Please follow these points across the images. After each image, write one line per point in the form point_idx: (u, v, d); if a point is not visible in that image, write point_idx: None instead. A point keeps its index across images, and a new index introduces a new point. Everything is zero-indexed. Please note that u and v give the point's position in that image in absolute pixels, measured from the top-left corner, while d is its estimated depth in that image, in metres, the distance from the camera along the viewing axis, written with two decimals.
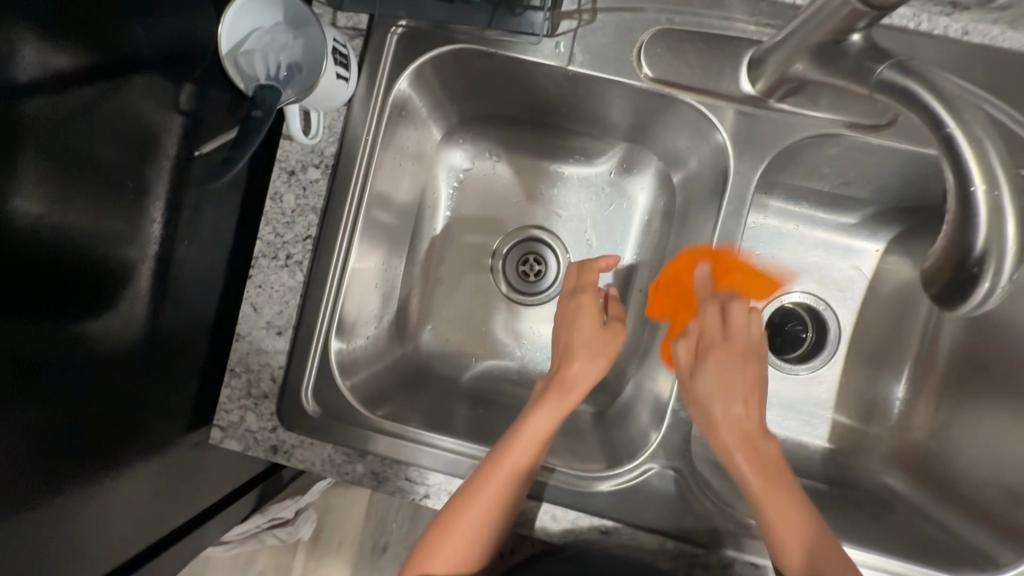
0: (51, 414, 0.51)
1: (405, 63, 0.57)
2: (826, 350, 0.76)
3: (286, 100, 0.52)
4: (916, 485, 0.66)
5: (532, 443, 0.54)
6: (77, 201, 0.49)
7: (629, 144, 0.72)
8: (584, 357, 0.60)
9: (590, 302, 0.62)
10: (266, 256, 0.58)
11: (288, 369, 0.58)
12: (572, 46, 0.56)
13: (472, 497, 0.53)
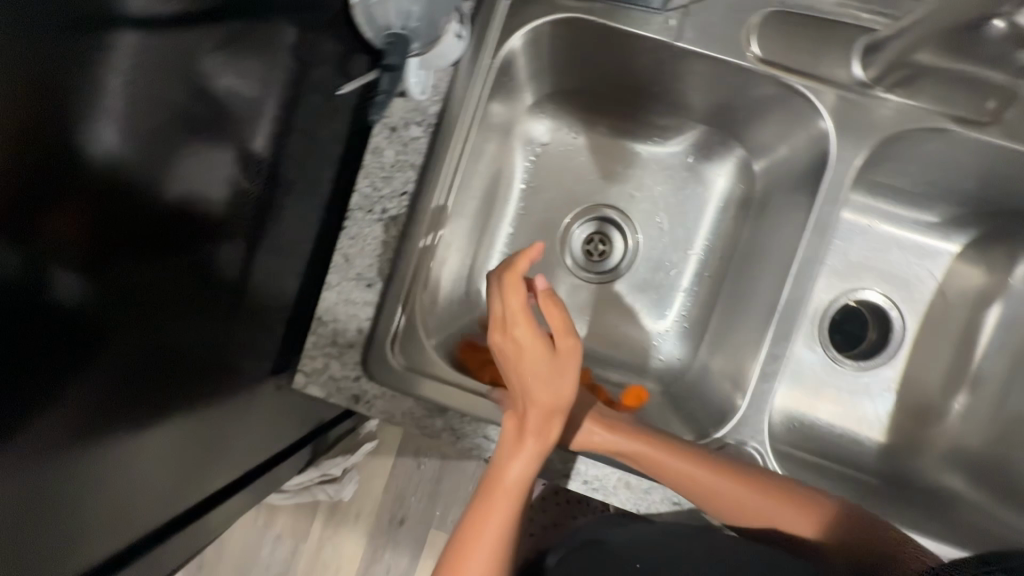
0: (127, 356, 0.50)
1: (515, 28, 0.59)
2: (888, 350, 0.76)
3: (410, 53, 0.55)
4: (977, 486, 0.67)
5: (516, 490, 0.53)
6: (161, 141, 0.48)
7: (705, 129, 0.72)
8: (546, 389, 0.54)
9: (529, 333, 0.55)
10: (361, 209, 0.59)
11: (377, 321, 0.59)
12: (682, 22, 0.57)
13: (471, 547, 0.52)
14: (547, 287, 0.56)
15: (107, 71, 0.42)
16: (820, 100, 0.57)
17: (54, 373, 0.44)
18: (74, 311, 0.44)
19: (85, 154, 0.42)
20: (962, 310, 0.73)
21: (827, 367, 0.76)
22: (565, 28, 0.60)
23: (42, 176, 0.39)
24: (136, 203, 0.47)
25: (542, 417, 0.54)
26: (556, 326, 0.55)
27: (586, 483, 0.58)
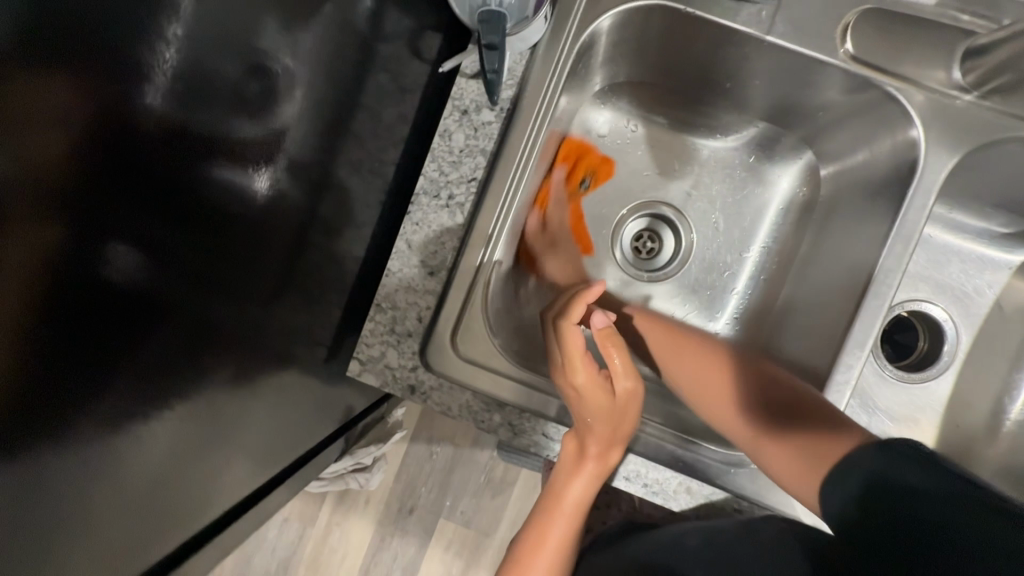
0: (163, 339, 0.47)
1: (599, 11, 0.56)
2: (940, 362, 0.75)
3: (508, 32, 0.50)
4: None
5: (577, 509, 0.56)
6: (213, 110, 0.43)
7: (766, 126, 0.70)
8: (606, 425, 0.53)
9: (589, 378, 0.53)
10: (427, 194, 0.57)
11: (437, 310, 0.57)
12: (773, 15, 0.56)
13: (533, 556, 0.55)
14: (607, 325, 0.55)
15: (161, 30, 0.37)
16: (910, 103, 0.55)
17: (102, 351, 0.41)
18: (130, 288, 0.42)
19: (125, 120, 0.37)
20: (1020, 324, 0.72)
21: (877, 378, 0.75)
22: (648, 15, 0.58)
23: (112, 141, 0.37)
24: (179, 176, 0.42)
25: (601, 449, 0.53)
26: (615, 369, 0.54)
27: (646, 485, 0.57)
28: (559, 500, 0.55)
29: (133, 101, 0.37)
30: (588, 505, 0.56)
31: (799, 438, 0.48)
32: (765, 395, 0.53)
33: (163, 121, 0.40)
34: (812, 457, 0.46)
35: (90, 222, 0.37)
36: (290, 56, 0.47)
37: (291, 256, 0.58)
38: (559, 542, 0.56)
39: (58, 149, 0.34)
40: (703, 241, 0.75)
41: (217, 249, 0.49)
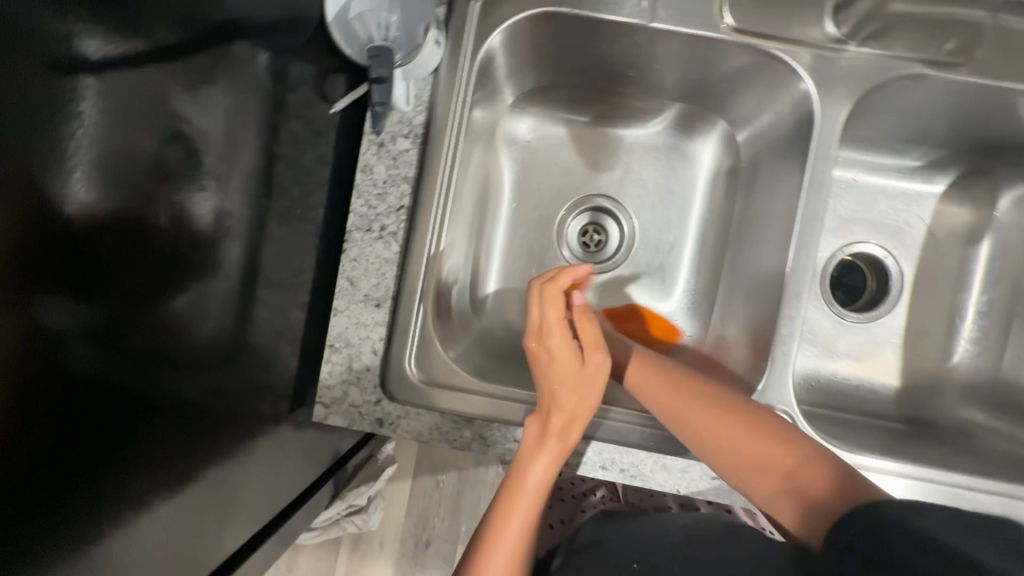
0: (129, 423, 0.47)
1: (492, 27, 0.58)
2: (892, 294, 0.77)
3: (399, 62, 0.54)
4: (997, 415, 0.69)
5: (538, 489, 0.54)
6: (137, 190, 0.43)
7: (684, 106, 0.72)
8: (571, 395, 0.54)
9: (561, 346, 0.56)
10: (359, 229, 0.58)
11: (390, 340, 0.58)
12: (653, 3, 0.58)
13: (492, 543, 0.53)
14: (583, 303, 0.59)
15: (69, 125, 0.37)
16: (795, 61, 0.59)
17: (71, 446, 0.41)
18: (94, 377, 0.42)
19: (56, 216, 0.37)
20: (955, 244, 0.75)
21: (834, 323, 0.77)
22: (539, 23, 0.60)
23: (61, 231, 0.37)
24: (118, 259, 0.42)
25: (564, 422, 0.54)
26: (588, 341, 0.56)
27: (624, 470, 0.58)
28: (522, 481, 0.53)
29: (64, 197, 0.37)
30: (549, 489, 0.54)
31: (785, 466, 0.48)
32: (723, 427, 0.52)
33: (96, 203, 0.40)
34: (806, 500, 0.46)
35: (53, 315, 0.38)
36: (195, 119, 0.48)
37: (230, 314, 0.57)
38: (522, 527, 0.53)
39: (18, 246, 0.35)
40: (646, 224, 0.76)
41: (166, 322, 0.49)
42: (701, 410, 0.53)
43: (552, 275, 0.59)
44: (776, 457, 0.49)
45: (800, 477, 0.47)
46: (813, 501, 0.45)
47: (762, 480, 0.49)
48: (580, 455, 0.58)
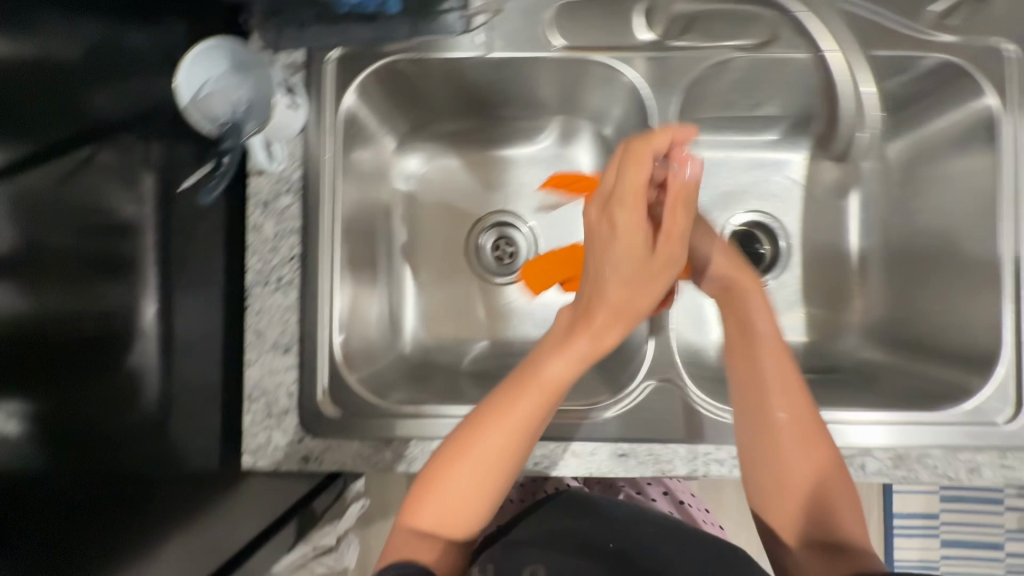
0: (108, 507, 0.45)
1: (347, 82, 0.63)
2: (783, 259, 0.77)
3: (249, 132, 0.55)
4: (894, 352, 0.70)
5: (549, 391, 0.48)
6: (61, 282, 0.42)
7: (564, 118, 0.77)
8: (620, 288, 0.49)
9: (631, 220, 0.49)
10: (259, 284, 0.63)
11: (301, 382, 0.62)
12: (488, 36, 0.63)
13: (483, 435, 0.48)
14: (692, 178, 0.51)
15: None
16: (631, 66, 0.65)
17: (47, 548, 0.40)
18: (53, 472, 0.41)
19: None
20: (825, 199, 0.77)
21: None
22: (389, 69, 0.64)
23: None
24: (49, 352, 0.41)
25: (608, 318, 0.48)
26: (669, 226, 0.50)
27: (535, 462, 0.62)
28: (542, 376, 0.48)
29: None
30: (559, 394, 0.49)
31: (835, 520, 0.50)
32: (795, 467, 0.51)
33: (11, 303, 0.38)
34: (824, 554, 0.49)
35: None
36: (124, 200, 0.49)
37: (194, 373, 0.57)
38: (524, 428, 0.48)
39: None
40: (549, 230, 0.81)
41: (121, 399, 0.48)
42: (796, 436, 0.51)
43: (646, 136, 0.51)
44: (828, 505, 0.50)
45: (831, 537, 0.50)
46: (838, 553, 0.49)
47: (796, 512, 0.51)
48: None
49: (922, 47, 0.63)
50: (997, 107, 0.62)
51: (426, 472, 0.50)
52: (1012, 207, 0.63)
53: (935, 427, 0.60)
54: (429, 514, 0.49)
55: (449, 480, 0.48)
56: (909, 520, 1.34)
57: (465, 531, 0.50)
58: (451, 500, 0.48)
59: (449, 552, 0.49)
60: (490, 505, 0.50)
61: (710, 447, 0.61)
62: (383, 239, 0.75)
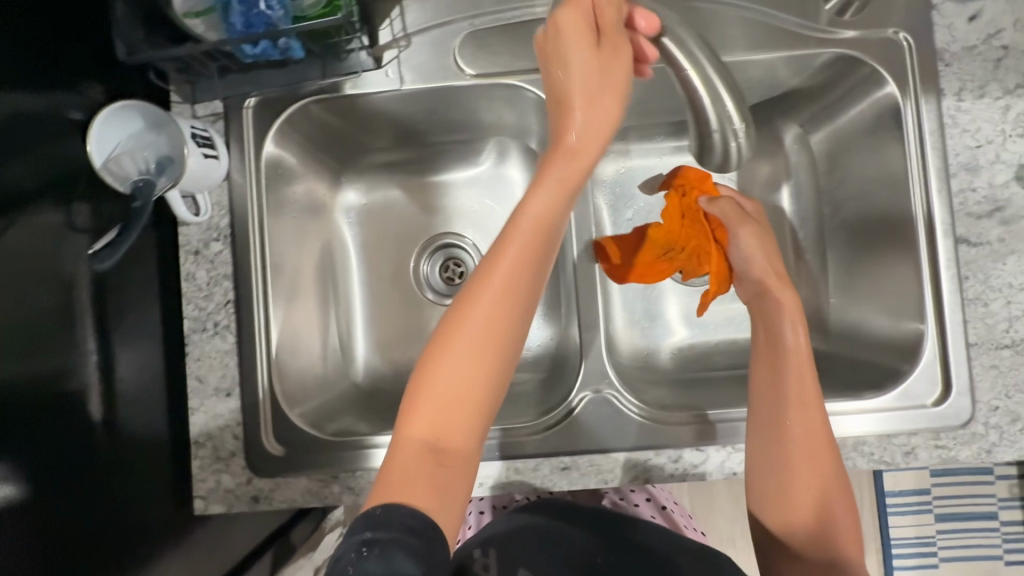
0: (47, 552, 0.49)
1: (265, 129, 0.65)
2: None
3: (161, 189, 0.56)
4: (834, 343, 0.70)
5: (536, 228, 0.44)
6: None
7: (499, 137, 0.78)
8: (584, 84, 0.44)
9: (576, 22, 0.44)
10: (196, 331, 0.65)
11: (245, 424, 0.64)
12: (399, 71, 0.64)
13: (477, 302, 0.43)
14: None
15: None
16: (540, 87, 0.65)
17: None
18: None
19: None
20: (762, 196, 0.77)
21: (686, 291, 0.81)
22: (305, 111, 0.66)
23: None
24: None
25: (579, 130, 0.45)
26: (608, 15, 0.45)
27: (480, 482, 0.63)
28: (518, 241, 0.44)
29: None
30: (550, 230, 0.45)
31: (830, 534, 0.53)
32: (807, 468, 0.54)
33: None
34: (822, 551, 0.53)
35: None
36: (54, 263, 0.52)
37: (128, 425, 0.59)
38: (512, 296, 0.43)
39: None
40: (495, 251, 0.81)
41: (57, 452, 0.51)
42: (810, 450, 0.54)
43: None
44: (830, 517, 0.54)
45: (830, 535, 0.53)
46: (833, 565, 0.52)
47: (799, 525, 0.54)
48: None
49: (823, 44, 0.64)
50: (898, 95, 0.63)
51: (421, 364, 0.43)
52: (923, 193, 0.62)
53: (877, 413, 0.61)
54: (431, 423, 0.42)
55: (439, 373, 0.43)
56: (901, 496, 1.30)
57: (473, 437, 0.43)
58: (448, 399, 0.42)
59: (456, 469, 0.42)
60: (490, 403, 0.44)
61: (649, 451, 0.63)
62: (331, 273, 0.76)
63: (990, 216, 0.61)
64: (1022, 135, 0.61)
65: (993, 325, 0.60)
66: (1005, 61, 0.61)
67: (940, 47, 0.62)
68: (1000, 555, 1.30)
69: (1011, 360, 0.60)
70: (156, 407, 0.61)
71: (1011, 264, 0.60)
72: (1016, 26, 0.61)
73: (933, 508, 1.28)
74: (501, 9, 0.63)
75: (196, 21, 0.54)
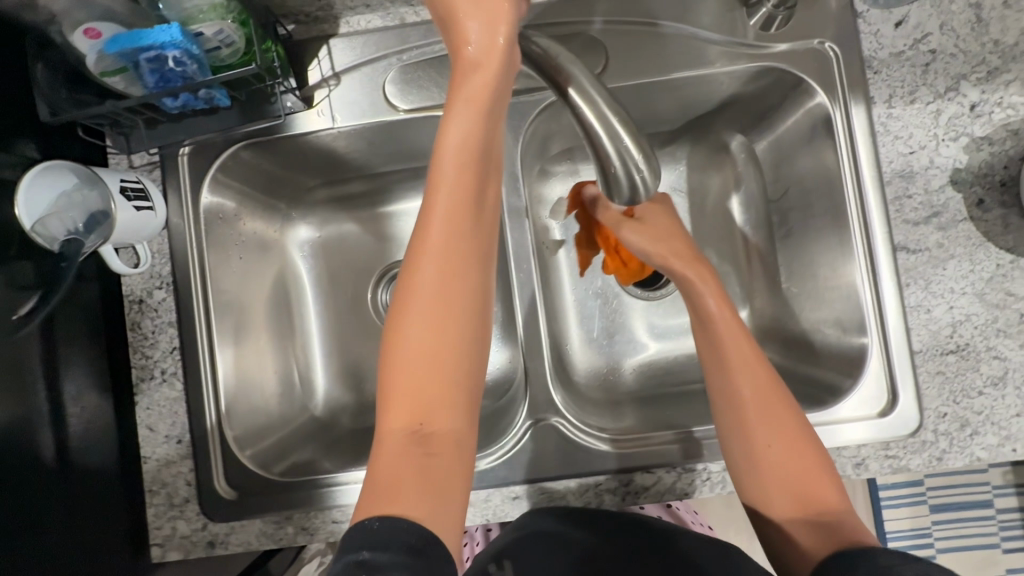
0: None
1: (201, 177, 0.66)
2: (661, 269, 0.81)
3: (88, 250, 0.55)
4: (787, 353, 0.70)
5: (461, 172, 0.44)
6: None
7: None
8: (470, 8, 0.41)
9: None
10: (144, 379, 0.66)
11: (196, 469, 0.64)
12: (332, 110, 0.65)
13: (423, 278, 0.43)
14: None
15: None
16: None
17: None
18: None
19: None
20: (712, 210, 0.77)
21: (643, 304, 0.80)
22: (238, 155, 0.67)
23: None
24: None
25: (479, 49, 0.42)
26: None
27: None
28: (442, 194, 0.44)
29: None
30: (475, 169, 0.44)
31: (815, 493, 0.50)
32: (772, 424, 0.52)
33: None
34: (820, 518, 0.49)
35: None
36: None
37: (86, 479, 0.59)
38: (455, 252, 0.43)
39: None
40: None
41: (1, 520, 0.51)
42: (764, 410, 0.52)
43: None
44: (808, 474, 0.51)
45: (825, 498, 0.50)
46: (824, 525, 0.49)
47: (781, 493, 0.51)
48: None
49: (753, 58, 0.64)
50: (827, 104, 0.63)
51: (386, 349, 0.43)
52: (858, 200, 0.62)
53: (858, 421, 0.60)
54: (408, 404, 0.42)
55: (403, 355, 0.43)
56: (892, 491, 1.19)
57: (450, 405, 0.42)
58: (418, 371, 0.42)
59: (448, 451, 0.42)
60: (467, 363, 0.43)
61: (600, 475, 0.64)
62: (286, 309, 0.76)
63: (927, 222, 0.61)
64: (954, 139, 0.61)
65: (936, 331, 0.60)
66: (934, 65, 0.61)
67: (868, 55, 0.62)
68: (998, 544, 1.19)
69: (956, 365, 0.60)
70: (111, 457, 0.62)
71: (951, 269, 0.60)
72: (943, 29, 0.61)
73: (927, 499, 1.17)
74: (428, 43, 0.64)
75: (115, 78, 0.52)
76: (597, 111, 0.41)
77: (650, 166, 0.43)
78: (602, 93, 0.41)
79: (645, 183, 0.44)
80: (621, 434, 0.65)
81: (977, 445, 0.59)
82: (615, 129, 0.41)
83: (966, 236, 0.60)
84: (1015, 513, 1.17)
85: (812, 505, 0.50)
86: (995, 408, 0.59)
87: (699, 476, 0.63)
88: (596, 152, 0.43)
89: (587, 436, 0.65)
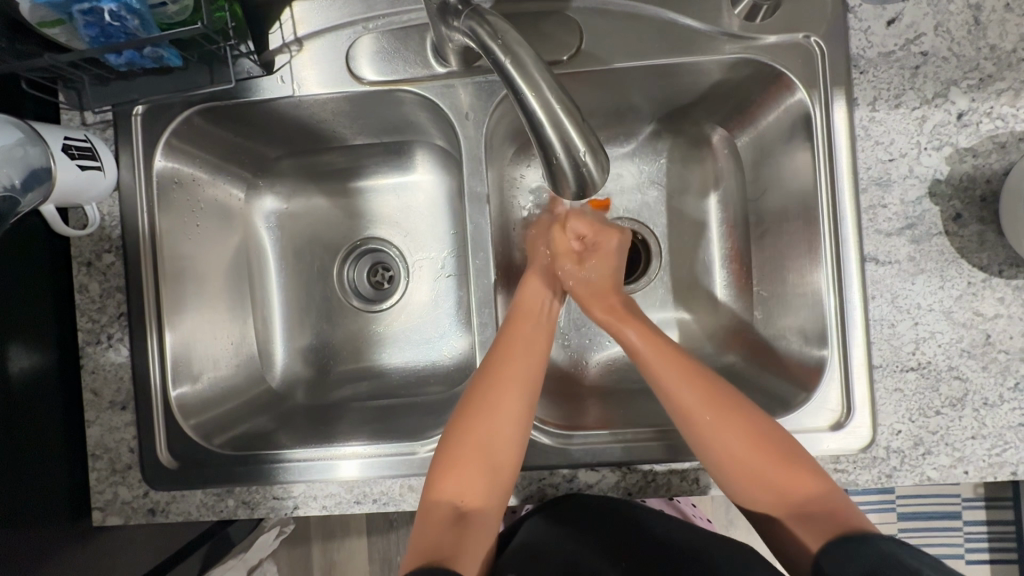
0: None
1: (154, 140, 0.64)
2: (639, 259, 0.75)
3: (23, 208, 0.53)
4: (750, 358, 0.68)
5: (534, 308, 0.62)
6: None
7: (424, 143, 0.76)
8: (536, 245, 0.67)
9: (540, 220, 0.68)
10: (90, 344, 0.65)
11: (139, 436, 0.64)
12: (293, 76, 0.63)
13: (490, 385, 0.57)
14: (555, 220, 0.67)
15: None
16: (438, 96, 0.63)
17: None
18: None
19: None
20: (691, 207, 0.74)
21: None
22: (194, 122, 0.65)
23: None
24: None
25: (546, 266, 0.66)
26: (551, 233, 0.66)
27: (376, 499, 0.62)
28: (520, 384, 0.57)
29: None
30: (540, 308, 0.63)
31: (795, 488, 0.52)
32: (735, 434, 0.54)
33: None
34: (806, 518, 0.51)
35: None
36: None
37: (28, 441, 0.59)
38: (515, 383, 0.57)
39: None
40: (419, 256, 0.78)
41: None
42: (721, 425, 0.54)
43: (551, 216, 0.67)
44: (787, 476, 0.53)
45: (806, 492, 0.52)
46: (813, 519, 0.51)
47: (760, 491, 0.53)
48: (333, 495, 0.63)
49: (734, 50, 0.61)
50: (807, 101, 0.60)
51: (456, 436, 0.56)
52: (831, 206, 0.59)
53: (820, 434, 0.59)
54: (456, 483, 0.54)
55: (461, 437, 0.56)
56: (861, 498, 1.17)
57: (488, 493, 0.55)
58: (468, 454, 0.55)
59: (478, 523, 0.55)
60: (511, 445, 0.56)
61: (543, 470, 0.63)
62: (246, 280, 0.74)
63: (900, 234, 0.58)
64: (937, 148, 0.58)
65: (899, 347, 0.58)
66: (924, 68, 0.58)
67: (855, 53, 0.59)
68: (962, 556, 1.16)
69: (915, 383, 0.58)
70: (54, 421, 0.62)
71: (920, 284, 0.58)
72: (937, 30, 0.58)
73: (896, 507, 1.15)
74: (396, 12, 0.61)
75: (55, 29, 0.51)
76: (541, 96, 0.39)
77: (597, 160, 0.41)
78: (550, 77, 0.40)
79: (593, 178, 0.42)
80: (567, 431, 0.64)
81: (928, 465, 0.58)
82: (560, 118, 0.39)
83: (939, 250, 0.58)
84: (984, 526, 1.14)
85: (802, 502, 0.52)
86: (950, 428, 0.58)
87: (642, 477, 0.62)
88: (540, 143, 0.41)
89: (530, 429, 0.64)
